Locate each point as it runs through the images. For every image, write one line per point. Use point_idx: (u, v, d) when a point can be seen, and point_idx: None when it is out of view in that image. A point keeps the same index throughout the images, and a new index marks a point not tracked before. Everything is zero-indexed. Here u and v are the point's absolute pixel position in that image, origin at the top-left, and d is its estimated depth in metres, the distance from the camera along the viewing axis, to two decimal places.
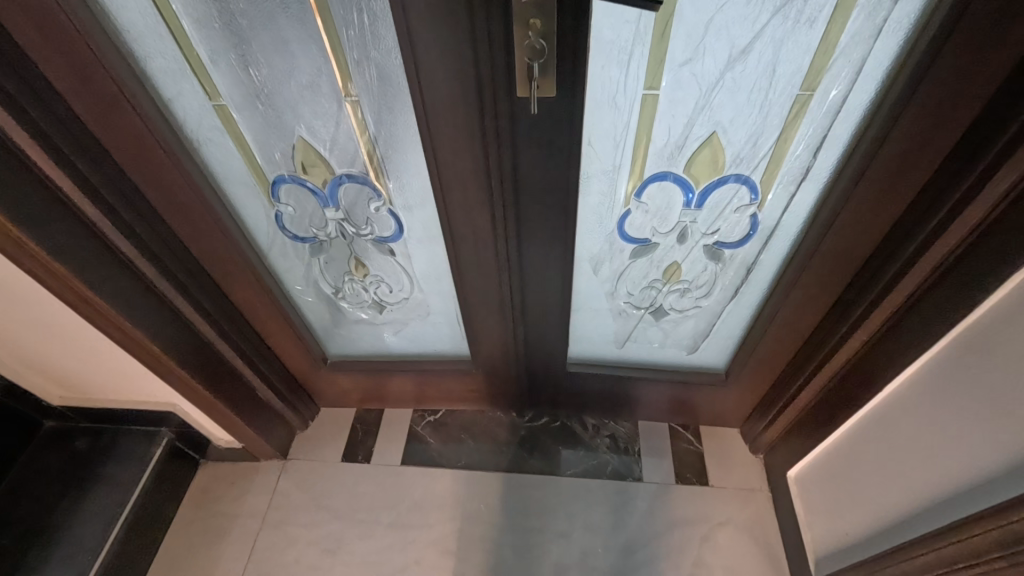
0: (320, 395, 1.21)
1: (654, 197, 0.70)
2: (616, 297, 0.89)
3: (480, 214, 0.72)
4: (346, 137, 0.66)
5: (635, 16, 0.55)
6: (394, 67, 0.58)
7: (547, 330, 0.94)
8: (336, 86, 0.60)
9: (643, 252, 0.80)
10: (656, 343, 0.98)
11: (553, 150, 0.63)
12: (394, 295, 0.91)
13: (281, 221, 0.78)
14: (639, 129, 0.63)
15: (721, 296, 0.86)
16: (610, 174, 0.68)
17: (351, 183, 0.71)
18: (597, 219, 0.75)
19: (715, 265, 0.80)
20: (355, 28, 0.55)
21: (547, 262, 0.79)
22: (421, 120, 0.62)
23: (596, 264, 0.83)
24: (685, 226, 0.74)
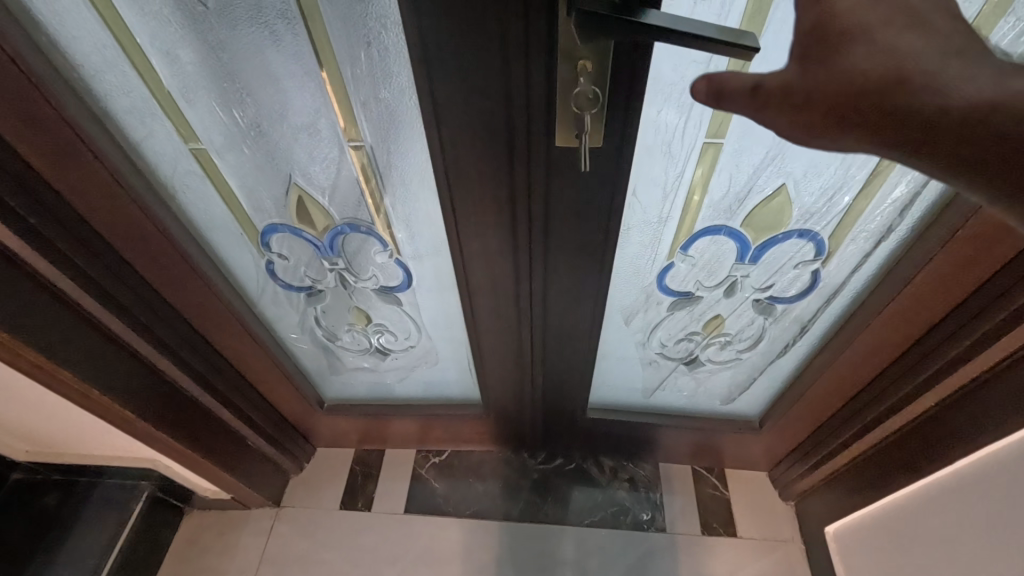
0: (316, 436, 1.12)
1: (704, 249, 0.66)
2: (651, 348, 0.84)
3: (503, 268, 0.63)
4: (349, 185, 0.56)
5: (704, 59, 0.46)
6: (407, 109, 0.48)
7: (568, 379, 0.86)
8: (338, 130, 0.50)
9: (682, 305, 0.75)
10: (686, 391, 0.94)
11: (591, 207, 0.54)
12: (399, 343, 0.82)
13: (272, 271, 0.68)
14: (694, 178, 0.56)
15: (765, 350, 0.83)
16: (654, 226, 0.61)
17: (354, 233, 0.62)
18: (636, 273, 0.68)
19: (764, 320, 0.77)
20: (362, 65, 0.45)
21: (573, 317, 0.71)
22: (439, 169, 0.52)
23: (628, 317, 0.76)
24: (736, 280, 0.71)
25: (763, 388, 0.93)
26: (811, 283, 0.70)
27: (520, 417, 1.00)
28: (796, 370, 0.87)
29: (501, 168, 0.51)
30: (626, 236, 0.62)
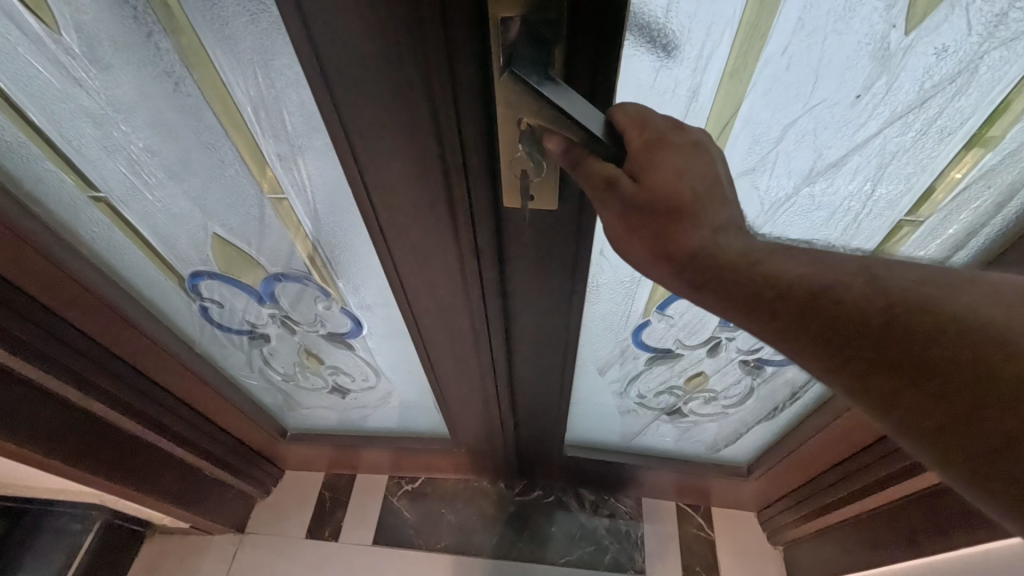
0: (283, 461, 1.07)
1: (682, 310, 0.65)
2: (633, 399, 0.82)
3: (459, 323, 0.57)
4: (276, 236, 0.49)
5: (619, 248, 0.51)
6: (329, 166, 0.41)
7: (543, 423, 0.80)
8: (253, 182, 0.43)
9: (661, 360, 0.74)
10: (670, 438, 0.91)
11: (549, 275, 0.49)
12: (357, 384, 0.76)
13: (207, 315, 0.62)
14: None
15: (750, 406, 0.81)
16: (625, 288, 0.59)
17: (289, 282, 0.55)
18: (610, 328, 0.67)
19: (749, 379, 0.76)
20: (268, 117, 0.38)
21: (537, 372, 0.66)
22: (374, 228, 0.45)
23: (603, 368, 0.75)
24: (719, 340, 0.70)
25: (751, 440, 0.90)
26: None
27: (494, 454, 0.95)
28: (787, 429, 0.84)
29: (445, 230, 0.44)
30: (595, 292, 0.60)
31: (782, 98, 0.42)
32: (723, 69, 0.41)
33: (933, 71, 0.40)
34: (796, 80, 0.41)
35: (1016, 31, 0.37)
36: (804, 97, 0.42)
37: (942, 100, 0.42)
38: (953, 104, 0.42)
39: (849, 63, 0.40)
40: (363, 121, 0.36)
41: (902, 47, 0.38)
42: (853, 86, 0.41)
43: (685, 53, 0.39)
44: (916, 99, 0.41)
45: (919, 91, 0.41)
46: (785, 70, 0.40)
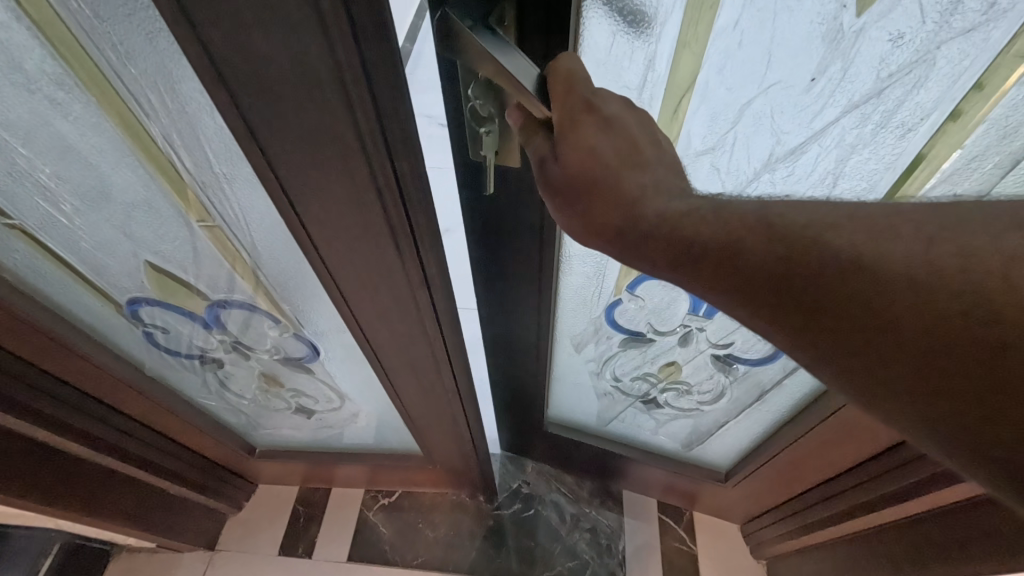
0: (256, 476, 1.04)
1: (650, 292, 0.67)
2: (609, 380, 0.86)
3: (417, 351, 0.54)
4: (213, 265, 0.45)
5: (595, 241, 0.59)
6: (257, 196, 0.38)
7: (526, 389, 0.89)
8: (179, 210, 0.40)
9: (634, 344, 0.77)
10: (646, 426, 0.96)
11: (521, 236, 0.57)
12: (321, 405, 0.73)
13: (152, 340, 0.58)
14: None
15: (727, 404, 0.83)
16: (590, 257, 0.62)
17: (234, 310, 0.52)
18: (582, 303, 0.70)
19: (724, 374, 0.78)
20: (184, 143, 0.34)
21: (520, 338, 0.75)
22: (314, 260, 0.42)
23: (578, 345, 0.79)
24: (691, 330, 0.72)
25: (730, 440, 0.91)
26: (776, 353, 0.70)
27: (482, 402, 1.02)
28: (765, 433, 0.85)
29: (393, 260, 0.42)
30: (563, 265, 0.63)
31: (735, 76, 0.41)
32: (676, 38, 0.40)
33: (888, 60, 0.37)
34: (750, 58, 0.40)
35: (975, 20, 0.34)
36: (758, 77, 0.41)
37: (900, 92, 0.39)
38: (911, 98, 0.39)
39: (798, 45, 0.38)
40: (283, 149, 0.32)
41: (856, 28, 0.36)
42: (806, 68, 0.39)
43: (641, 12, 0.39)
44: (873, 89, 0.39)
45: (876, 81, 0.39)
46: (737, 46, 0.39)
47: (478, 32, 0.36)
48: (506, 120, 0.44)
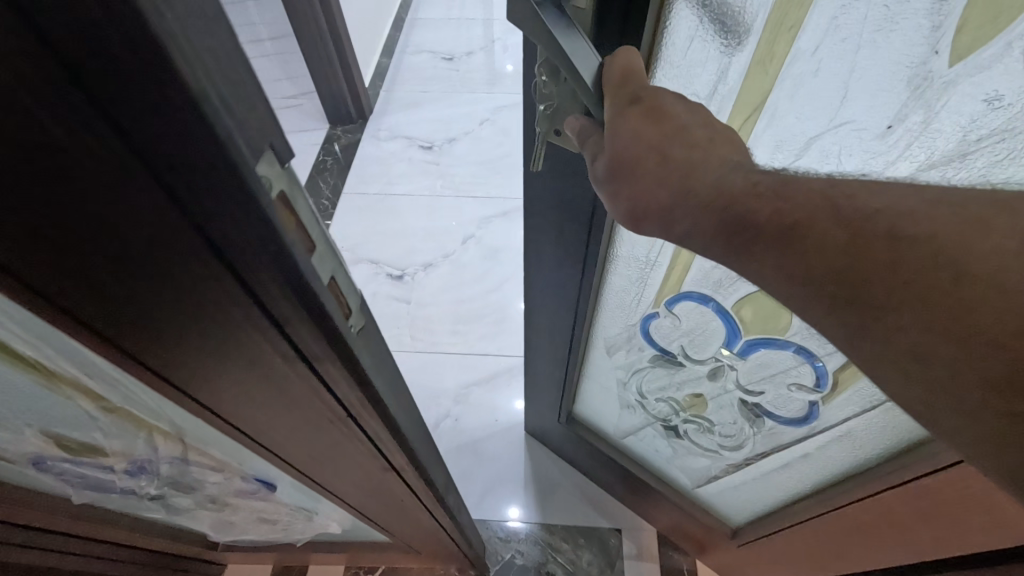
0: (221, 560, 0.94)
1: (689, 312, 0.73)
2: (634, 392, 0.93)
3: (391, 487, 0.48)
4: (125, 430, 0.37)
5: (647, 250, 0.67)
6: (115, 372, 0.29)
7: (552, 377, 0.97)
8: (62, 391, 0.32)
9: (663, 364, 0.84)
10: (663, 452, 1.01)
11: (575, 240, 0.66)
12: (282, 518, 0.64)
13: (72, 482, 0.49)
14: (675, 258, 0.66)
15: (747, 455, 0.88)
16: (635, 264, 0.70)
17: (163, 463, 0.43)
18: (622, 306, 0.78)
19: (748, 423, 0.83)
20: (29, 336, 0.26)
21: (557, 329, 0.84)
22: (232, 427, 0.36)
23: (610, 348, 0.88)
24: (723, 366, 0.78)
25: (750, 496, 0.94)
26: (806, 416, 0.75)
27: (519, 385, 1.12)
28: (788, 499, 0.88)
29: (334, 420, 0.37)
30: (610, 273, 0.73)
31: (806, 104, 0.45)
32: (753, 53, 0.44)
33: (979, 123, 0.41)
34: (826, 91, 0.44)
35: None
36: (829, 112, 0.45)
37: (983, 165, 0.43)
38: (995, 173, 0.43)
39: (879, 84, 0.42)
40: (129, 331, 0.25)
41: (944, 75, 0.40)
42: (885, 114, 0.43)
43: (727, 21, 0.42)
44: (955, 154, 0.43)
45: (959, 144, 0.43)
46: (811, 73, 0.43)
47: (546, 13, 0.39)
48: (563, 101, 0.46)
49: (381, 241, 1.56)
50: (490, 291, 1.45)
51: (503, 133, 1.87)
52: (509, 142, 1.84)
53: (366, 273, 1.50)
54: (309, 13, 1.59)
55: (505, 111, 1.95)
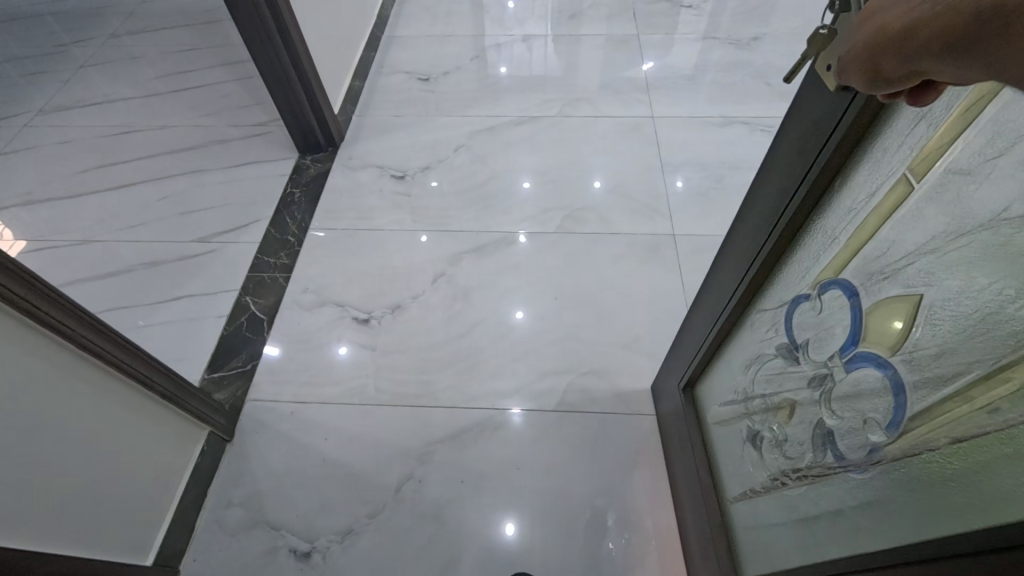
0: None
1: (831, 302, 0.63)
2: (750, 377, 0.85)
3: None
4: None
5: (841, 217, 0.60)
6: None
7: (700, 334, 0.95)
8: None
9: (784, 357, 0.75)
10: (740, 461, 0.90)
11: (786, 194, 0.63)
12: None
13: None
14: (854, 237, 0.59)
15: (793, 490, 0.73)
16: (824, 240, 0.64)
17: None
18: (784, 279, 0.73)
19: (812, 454, 0.68)
20: None
21: (728, 286, 0.82)
22: None
23: (756, 323, 0.82)
24: (829, 377, 0.64)
25: (772, 548, 0.79)
26: (862, 466, 0.58)
27: (674, 347, 1.12)
28: (802, 562, 0.70)
29: None
30: (803, 244, 0.67)
31: None
32: None
33: None
34: None
35: None
36: None
37: None
38: None
39: None
40: None
41: None
42: None
43: None
44: None
45: None
46: None
47: None
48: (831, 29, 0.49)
49: (347, 282, 1.49)
50: (460, 335, 1.39)
51: (478, 161, 1.79)
52: (484, 170, 1.76)
53: (331, 316, 1.43)
54: (268, 47, 1.53)
55: (482, 136, 1.87)
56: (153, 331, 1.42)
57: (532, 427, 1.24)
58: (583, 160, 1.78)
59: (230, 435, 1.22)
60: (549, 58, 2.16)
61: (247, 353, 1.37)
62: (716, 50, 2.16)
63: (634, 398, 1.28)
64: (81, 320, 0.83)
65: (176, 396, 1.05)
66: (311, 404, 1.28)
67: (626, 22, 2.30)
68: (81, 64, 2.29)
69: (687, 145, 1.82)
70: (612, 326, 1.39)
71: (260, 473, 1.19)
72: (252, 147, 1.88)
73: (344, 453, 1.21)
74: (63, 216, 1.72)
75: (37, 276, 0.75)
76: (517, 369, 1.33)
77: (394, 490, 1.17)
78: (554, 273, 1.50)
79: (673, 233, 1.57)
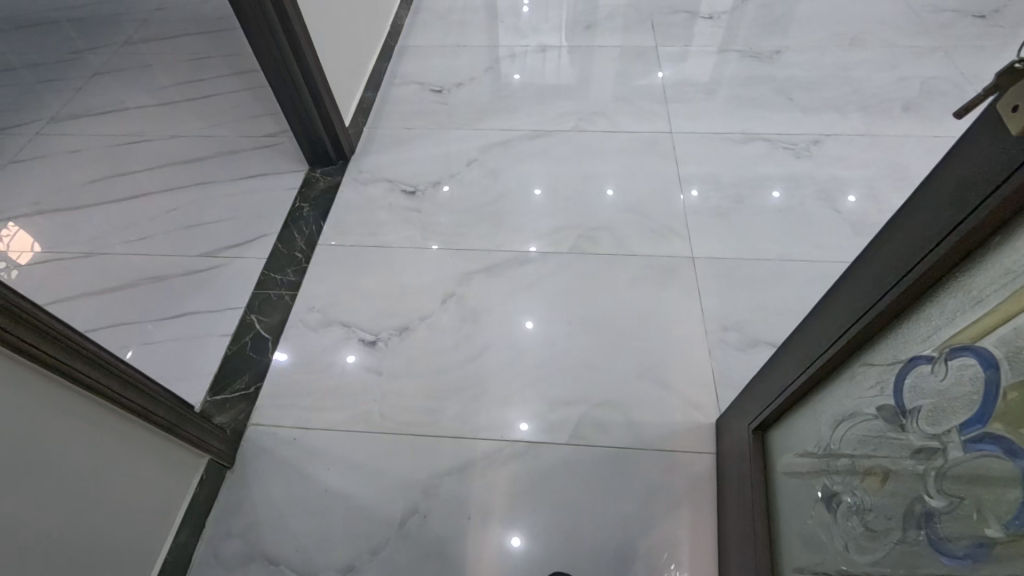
0: None
1: (960, 369, 0.50)
2: (836, 433, 0.72)
3: None
4: None
5: (995, 275, 0.47)
6: None
7: (785, 376, 0.83)
8: None
9: (882, 419, 0.62)
10: (805, 519, 0.78)
11: (925, 242, 0.52)
12: None
13: None
14: (999, 304, 0.47)
15: (866, 565, 0.62)
16: (963, 300, 0.51)
17: None
18: (901, 336, 0.59)
19: (901, 533, 0.57)
20: None
21: (827, 331, 0.70)
22: None
23: (854, 375, 0.68)
24: (939, 452, 0.52)
25: None
26: (966, 556, 0.47)
27: (753, 386, 0.98)
28: None
29: None
30: (932, 302, 0.54)
31: None
32: None
33: None
34: None
35: None
36: None
37: None
38: None
39: None
40: None
41: None
42: None
43: None
44: None
45: None
46: None
47: None
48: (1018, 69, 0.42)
49: (354, 301, 1.46)
50: (469, 360, 1.34)
51: (491, 176, 1.75)
52: (497, 185, 1.72)
53: (337, 337, 1.39)
54: (279, 65, 1.52)
55: (496, 149, 1.83)
56: (156, 349, 1.39)
57: (542, 460, 1.19)
58: (599, 177, 1.73)
59: (231, 461, 1.18)
60: (565, 69, 2.12)
61: (250, 374, 1.33)
62: (737, 62, 2.10)
63: (651, 432, 1.22)
64: (78, 355, 0.80)
65: (175, 426, 1.01)
66: (312, 431, 1.24)
67: (644, 33, 2.25)
68: (95, 70, 2.29)
69: (707, 160, 1.76)
70: (627, 353, 1.34)
71: (259, 503, 1.15)
72: (262, 159, 1.85)
73: (346, 484, 1.17)
74: (70, 227, 1.70)
75: (41, 316, 0.73)
76: (528, 397, 1.28)
77: (398, 525, 1.12)
78: (569, 294, 1.45)
79: (692, 256, 1.51)
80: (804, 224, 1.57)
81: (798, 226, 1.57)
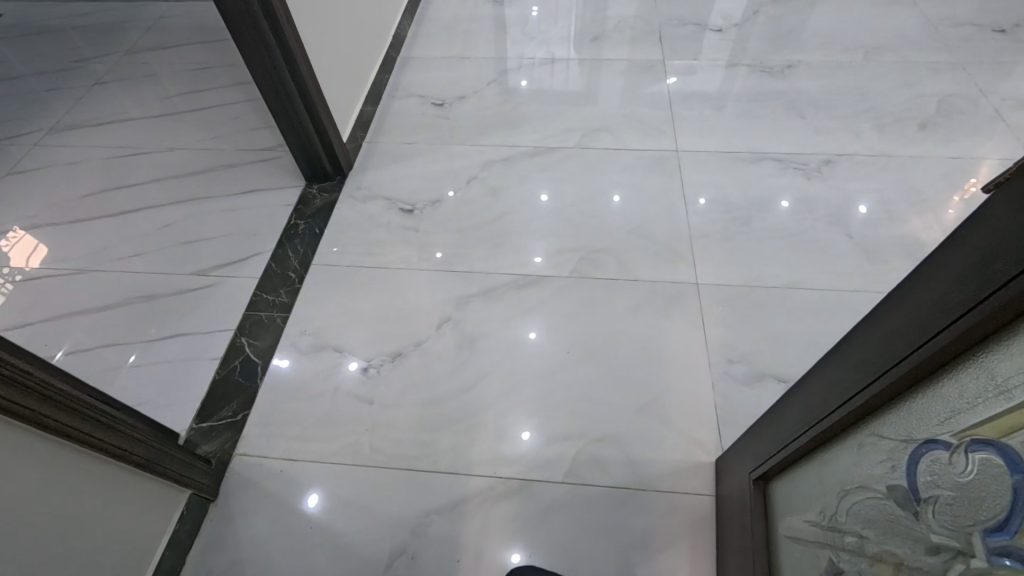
0: None
1: (983, 465, 0.45)
2: (843, 504, 0.67)
3: None
4: None
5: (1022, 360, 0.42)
6: None
7: (787, 432, 0.78)
8: None
9: (893, 500, 0.57)
10: None
11: (942, 315, 0.47)
12: None
13: None
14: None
15: None
16: (987, 384, 0.46)
17: None
18: (915, 411, 0.54)
19: None
20: None
21: (833, 394, 0.65)
22: None
23: (863, 444, 0.63)
24: (959, 554, 0.47)
25: None
26: None
27: (755, 433, 0.93)
28: None
29: None
30: (951, 380, 0.49)
31: None
32: None
33: None
34: None
35: None
36: None
37: None
38: None
39: None
40: None
41: None
42: None
43: None
44: None
45: None
46: None
47: None
48: None
49: (347, 325, 1.42)
50: (463, 390, 1.30)
51: (492, 194, 1.71)
52: (498, 204, 1.67)
53: (328, 363, 1.35)
54: (276, 81, 1.49)
55: (498, 166, 1.79)
56: (145, 372, 1.36)
57: (536, 499, 1.14)
58: (603, 196, 1.68)
59: (213, 494, 1.14)
60: (571, 82, 2.07)
61: (238, 402, 1.29)
62: (748, 77, 2.04)
63: (650, 471, 1.17)
64: (44, 401, 0.75)
65: (152, 464, 0.97)
66: (298, 464, 1.20)
67: (652, 45, 2.19)
68: (97, 80, 2.27)
69: (716, 180, 1.71)
70: (626, 385, 1.29)
71: (242, 539, 1.11)
72: (260, 173, 1.82)
73: (333, 521, 1.13)
74: (65, 242, 1.68)
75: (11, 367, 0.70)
76: (522, 431, 1.23)
77: (385, 567, 1.08)
78: (569, 321, 1.40)
79: (696, 282, 1.46)
80: (815, 249, 1.52)
81: (808, 252, 1.51)
